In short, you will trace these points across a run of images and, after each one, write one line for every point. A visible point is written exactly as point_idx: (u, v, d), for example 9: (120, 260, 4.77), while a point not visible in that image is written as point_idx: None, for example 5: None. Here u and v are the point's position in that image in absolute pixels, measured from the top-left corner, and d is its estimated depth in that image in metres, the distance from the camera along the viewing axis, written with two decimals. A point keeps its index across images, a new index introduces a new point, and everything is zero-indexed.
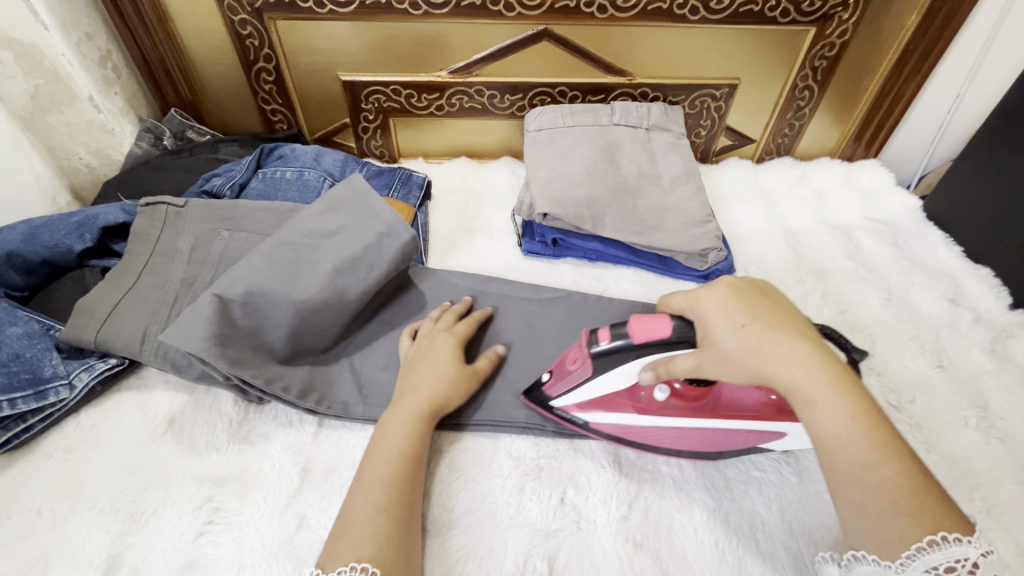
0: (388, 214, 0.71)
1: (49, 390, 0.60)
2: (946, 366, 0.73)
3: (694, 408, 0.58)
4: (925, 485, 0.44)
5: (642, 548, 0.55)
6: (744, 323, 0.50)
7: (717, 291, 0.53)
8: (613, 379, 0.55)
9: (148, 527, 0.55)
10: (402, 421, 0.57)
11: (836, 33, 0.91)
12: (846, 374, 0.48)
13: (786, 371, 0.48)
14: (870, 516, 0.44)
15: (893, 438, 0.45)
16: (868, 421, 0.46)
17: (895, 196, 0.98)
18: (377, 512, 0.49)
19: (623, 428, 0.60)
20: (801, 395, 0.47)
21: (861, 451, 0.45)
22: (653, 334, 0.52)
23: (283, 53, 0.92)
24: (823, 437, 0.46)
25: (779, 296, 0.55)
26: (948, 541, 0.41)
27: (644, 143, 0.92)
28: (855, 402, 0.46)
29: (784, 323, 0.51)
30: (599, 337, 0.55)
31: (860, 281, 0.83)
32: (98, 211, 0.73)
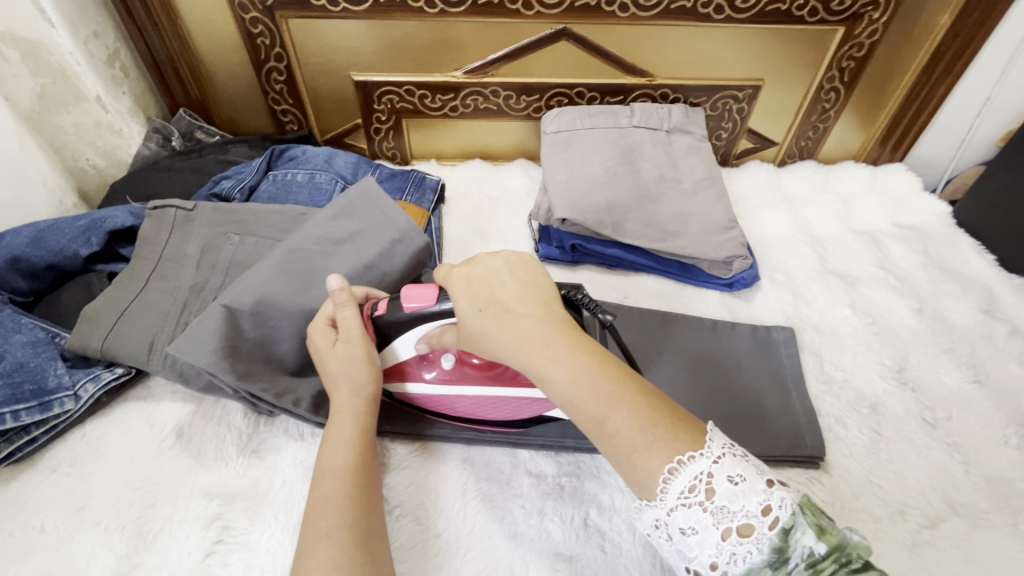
0: (402, 219, 0.69)
1: (54, 401, 0.58)
2: (984, 381, 0.70)
3: (486, 378, 0.59)
4: (658, 422, 0.41)
5: (670, 573, 0.52)
6: (480, 307, 0.47)
7: (463, 268, 0.49)
8: (398, 347, 0.58)
9: (155, 545, 0.52)
10: (349, 435, 0.50)
11: (865, 33, 0.88)
12: (574, 338, 0.44)
13: (511, 349, 0.45)
14: (622, 464, 0.41)
15: (621, 383, 0.42)
16: (593, 373, 0.42)
17: (923, 202, 0.95)
18: (331, 536, 0.43)
19: (418, 398, 0.61)
20: (535, 372, 0.44)
21: (594, 403, 0.42)
22: (423, 307, 0.54)
23: (295, 53, 0.90)
24: (559, 400, 0.43)
25: (529, 261, 0.50)
26: (686, 461, 0.40)
27: (665, 146, 0.89)
28: (577, 360, 0.43)
29: (515, 296, 0.47)
30: (377, 311, 0.56)
31: (890, 290, 0.80)
32: (105, 214, 0.71)
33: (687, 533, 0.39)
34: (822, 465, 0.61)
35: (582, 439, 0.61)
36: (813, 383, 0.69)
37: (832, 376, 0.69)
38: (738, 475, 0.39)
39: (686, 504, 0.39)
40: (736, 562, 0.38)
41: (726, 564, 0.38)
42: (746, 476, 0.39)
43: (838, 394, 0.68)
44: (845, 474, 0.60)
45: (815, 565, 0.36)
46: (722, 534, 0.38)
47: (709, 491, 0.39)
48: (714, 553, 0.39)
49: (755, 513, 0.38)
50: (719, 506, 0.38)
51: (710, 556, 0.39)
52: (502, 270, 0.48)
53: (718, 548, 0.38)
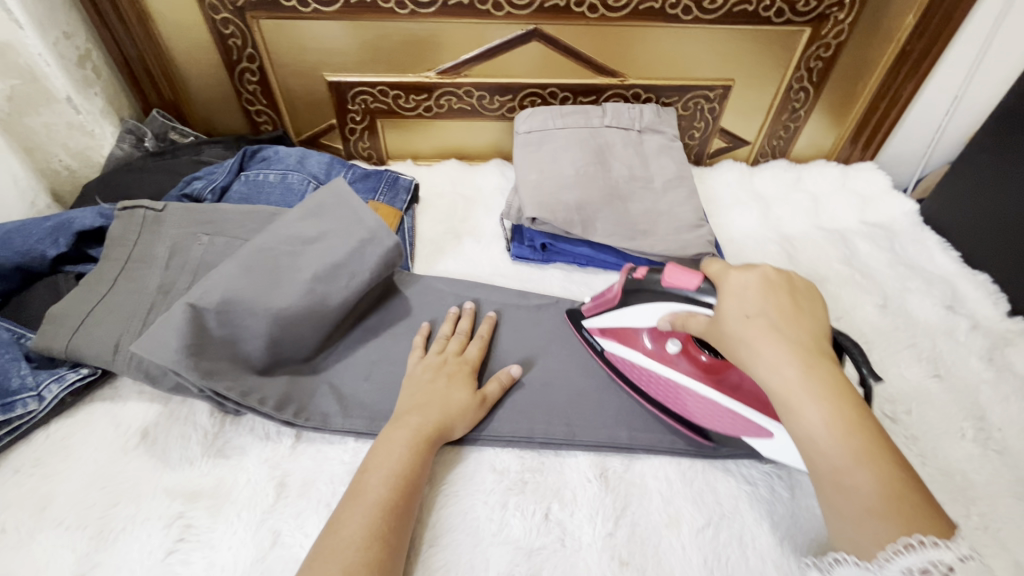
0: (371, 219, 0.69)
1: (17, 402, 0.58)
2: (943, 375, 0.71)
3: (703, 375, 0.60)
4: (906, 502, 0.39)
5: (628, 566, 0.53)
6: (749, 314, 0.48)
7: (738, 276, 0.50)
8: (635, 315, 0.61)
9: (116, 544, 0.53)
10: (405, 443, 0.55)
11: (832, 34, 0.89)
12: (842, 384, 0.43)
13: (770, 368, 0.45)
14: (842, 517, 0.41)
15: (879, 447, 0.41)
16: (851, 426, 0.42)
17: (892, 200, 0.96)
18: (372, 538, 0.48)
19: (628, 364, 0.65)
20: (782, 396, 0.44)
21: (838, 453, 0.41)
22: (681, 285, 0.54)
23: (267, 53, 0.90)
24: (798, 434, 0.43)
25: (809, 293, 0.50)
26: (923, 544, 0.37)
27: (637, 146, 0.90)
28: (837, 406, 0.42)
29: (788, 321, 0.47)
30: (637, 273, 0.60)
31: (856, 287, 0.82)
32: (73, 215, 0.72)
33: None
34: None
35: (547, 435, 0.62)
36: None
37: None
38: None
39: None
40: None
41: None
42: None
43: None
44: None
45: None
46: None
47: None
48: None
49: None
50: None
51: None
52: (755, 287, 0.49)
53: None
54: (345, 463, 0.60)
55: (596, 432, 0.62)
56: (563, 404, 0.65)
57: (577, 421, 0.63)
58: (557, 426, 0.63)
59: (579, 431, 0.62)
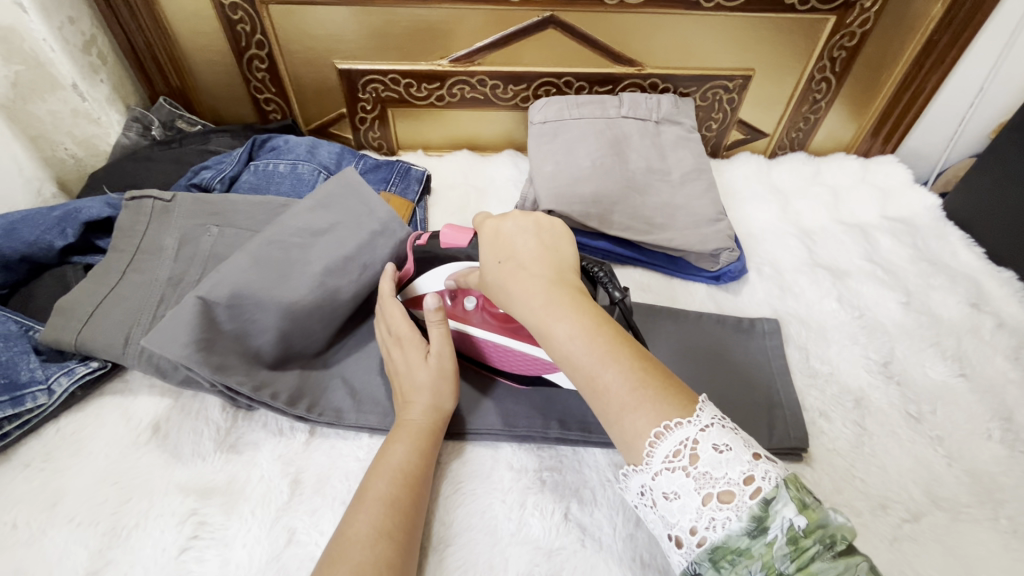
0: (383, 211, 0.68)
1: (26, 396, 0.57)
2: (969, 374, 0.70)
3: (503, 329, 0.59)
4: (651, 386, 0.39)
5: (649, 568, 0.52)
6: (501, 260, 0.47)
7: (493, 222, 0.50)
8: (428, 280, 0.62)
9: (129, 541, 0.52)
10: (406, 439, 0.54)
11: (857, 23, 0.87)
12: (586, 300, 0.44)
13: (519, 303, 0.44)
14: (613, 425, 0.40)
15: (621, 344, 0.41)
16: (594, 332, 0.41)
17: (913, 194, 0.94)
18: (378, 535, 0.46)
19: None
20: (535, 326, 0.43)
21: (588, 362, 0.40)
22: (457, 243, 0.60)
23: (277, 40, 0.88)
24: (557, 357, 0.42)
25: (557, 228, 0.50)
26: (671, 428, 0.38)
27: (654, 137, 0.88)
28: (580, 319, 0.42)
29: (536, 256, 0.46)
30: (421, 241, 0.64)
31: (878, 283, 0.80)
32: (80, 205, 0.70)
33: (669, 498, 0.38)
34: (805, 457, 0.61)
35: (562, 432, 0.60)
36: (799, 377, 0.68)
37: (817, 370, 0.69)
38: (725, 444, 0.37)
39: (670, 469, 0.37)
40: (715, 528, 0.36)
41: (706, 530, 0.36)
42: (733, 445, 0.37)
43: (823, 388, 0.67)
44: (827, 467, 0.60)
45: (796, 540, 0.34)
46: (703, 501, 0.36)
47: (692, 458, 0.37)
48: (694, 517, 0.37)
49: (736, 482, 0.36)
50: (703, 473, 0.37)
51: (689, 521, 0.37)
52: (508, 230, 0.49)
53: (698, 513, 0.36)
54: (360, 460, 0.59)
55: None
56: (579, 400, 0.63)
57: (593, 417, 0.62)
58: (573, 421, 0.62)
59: (596, 428, 0.61)
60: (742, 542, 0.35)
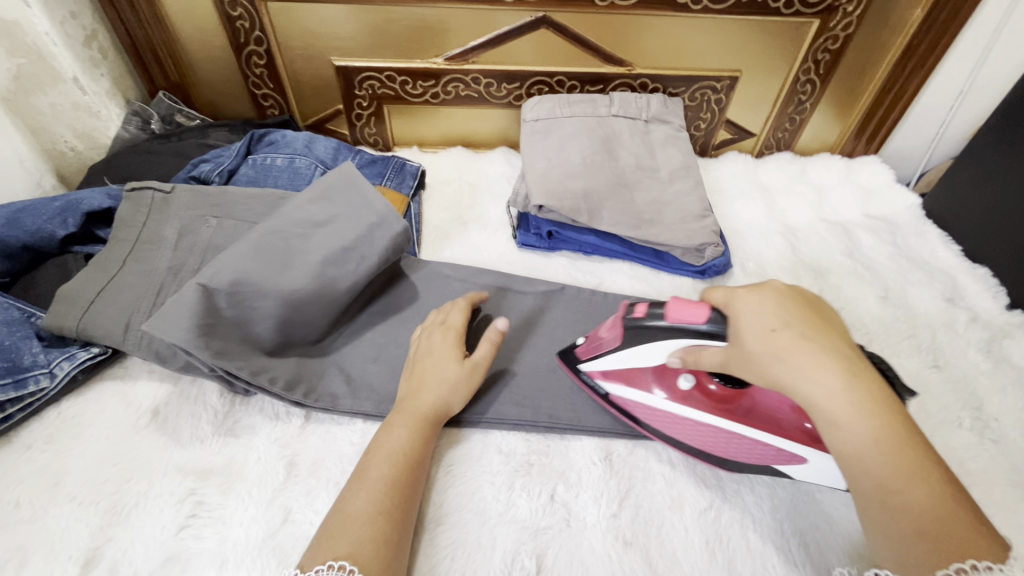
0: (380, 204, 0.70)
1: (29, 378, 0.59)
2: (942, 366, 0.73)
3: (719, 408, 0.57)
4: (956, 522, 0.39)
5: (632, 546, 0.54)
6: (774, 328, 0.45)
7: (750, 292, 0.48)
8: (644, 355, 0.56)
9: (130, 520, 0.53)
10: (406, 423, 0.56)
11: (840, 26, 0.89)
12: (887, 405, 0.42)
13: (813, 389, 0.42)
14: (888, 537, 0.40)
15: (925, 468, 0.40)
16: (896, 446, 0.41)
17: (895, 194, 0.97)
18: (377, 513, 0.48)
19: (636, 407, 0.61)
20: (827, 418, 0.42)
21: (887, 475, 0.40)
22: (687, 320, 0.50)
23: (275, 36, 0.89)
24: (845, 456, 0.42)
25: (822, 305, 0.49)
26: (976, 568, 0.37)
27: (643, 135, 0.90)
28: (886, 427, 0.41)
29: (820, 335, 0.45)
30: (636, 311, 0.55)
31: (858, 279, 0.83)
32: (82, 196, 0.72)
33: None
34: None
35: (551, 419, 0.63)
36: None
37: None
38: None
39: None
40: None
41: None
42: None
43: None
44: None
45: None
46: None
47: None
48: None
49: None
50: None
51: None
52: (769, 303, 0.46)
53: None
54: (354, 444, 0.61)
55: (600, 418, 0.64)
56: (567, 389, 0.66)
57: (581, 407, 0.65)
58: (562, 409, 0.64)
59: (583, 417, 0.64)
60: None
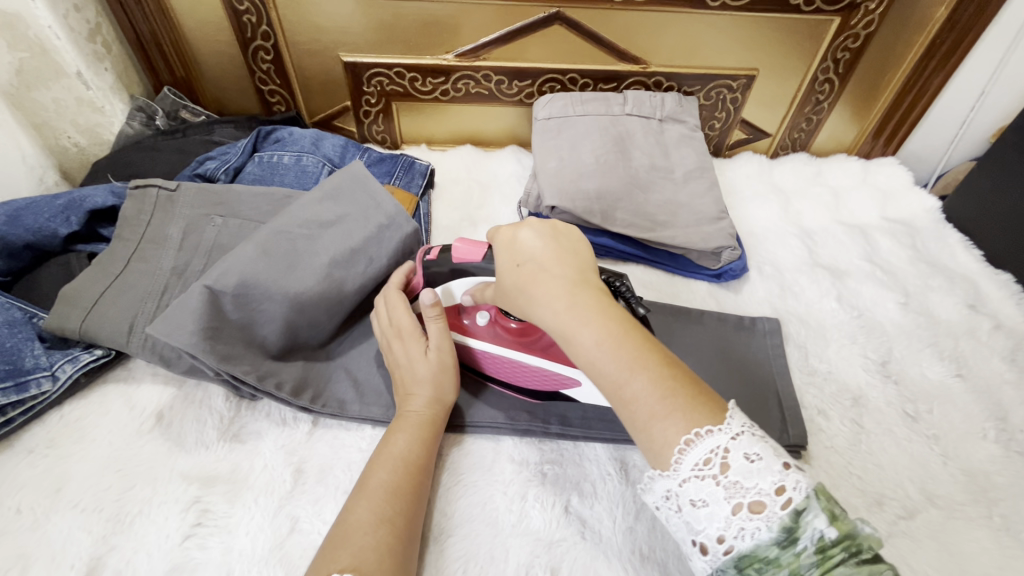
0: (389, 205, 0.68)
1: (30, 382, 0.57)
2: (965, 375, 0.71)
3: (517, 342, 0.61)
4: (680, 394, 0.39)
5: (649, 560, 0.52)
6: (519, 262, 0.46)
7: (509, 228, 0.50)
8: (445, 294, 0.61)
9: (133, 528, 0.52)
10: (407, 429, 0.54)
11: (861, 24, 0.87)
12: (606, 304, 0.43)
13: (540, 307, 0.43)
14: (639, 433, 0.39)
15: (646, 351, 0.40)
16: (618, 339, 0.41)
17: (913, 196, 0.95)
18: (381, 522, 0.46)
19: (454, 347, 0.65)
20: (558, 329, 0.42)
21: (613, 368, 0.40)
22: (469, 257, 0.57)
23: (283, 31, 0.88)
24: (582, 365, 0.42)
25: (573, 234, 0.49)
26: (702, 435, 0.37)
27: (657, 135, 0.88)
28: (605, 324, 0.41)
29: (554, 258, 0.46)
30: (430, 254, 0.60)
31: (877, 284, 0.81)
32: (85, 193, 0.71)
33: (697, 505, 0.37)
34: (803, 454, 0.61)
35: (563, 426, 0.61)
36: (798, 375, 0.69)
37: (815, 368, 0.70)
38: (755, 453, 0.36)
39: (698, 476, 0.37)
40: (743, 537, 0.35)
41: (735, 540, 0.36)
42: (763, 454, 0.36)
43: (821, 386, 0.68)
44: (826, 464, 0.61)
45: (824, 550, 0.34)
46: (733, 509, 0.36)
47: (722, 465, 0.36)
48: (722, 525, 0.36)
49: (767, 490, 0.35)
50: (732, 480, 0.36)
51: (717, 529, 0.36)
52: (521, 240, 0.48)
53: (726, 521, 0.36)
54: (362, 450, 0.59)
55: (614, 424, 0.61)
56: None
57: (594, 412, 0.63)
58: (575, 415, 0.62)
59: (597, 423, 0.62)
60: (769, 552, 0.35)
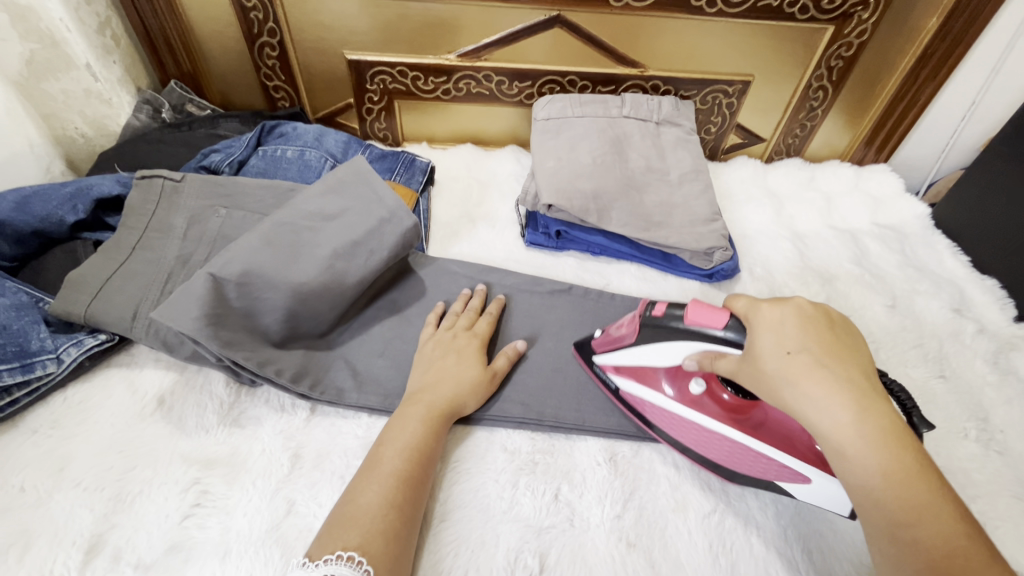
0: (390, 199, 0.70)
1: (36, 363, 0.59)
2: (948, 376, 0.72)
3: (729, 418, 0.57)
4: (965, 552, 0.38)
5: (635, 547, 0.54)
6: (791, 350, 0.45)
7: (773, 310, 0.48)
8: (658, 353, 0.57)
9: (135, 507, 0.54)
10: (418, 418, 0.56)
11: (855, 33, 0.89)
12: (900, 430, 0.42)
13: (820, 414, 0.43)
14: (898, 572, 0.39)
15: (935, 497, 0.40)
16: (903, 475, 0.41)
17: (904, 203, 0.97)
18: (387, 508, 0.48)
19: (646, 405, 0.61)
20: (835, 437, 0.43)
21: (893, 503, 0.40)
22: (705, 324, 0.52)
23: (289, 28, 0.89)
24: (855, 483, 0.42)
25: (848, 326, 0.49)
26: None
27: (654, 138, 0.90)
28: (891, 455, 0.41)
29: (836, 360, 0.45)
30: (654, 309, 0.57)
31: (866, 287, 0.82)
32: (92, 182, 0.72)
33: None
34: None
35: (556, 419, 0.63)
36: None
37: None
38: None
39: None
40: None
41: None
42: None
43: None
44: None
45: None
46: None
47: None
48: None
49: None
50: None
51: None
52: (792, 326, 0.47)
53: None
54: (359, 437, 0.61)
55: (604, 419, 0.63)
56: (573, 389, 0.66)
57: (586, 407, 0.64)
58: (567, 410, 0.64)
59: (589, 418, 0.63)
60: None
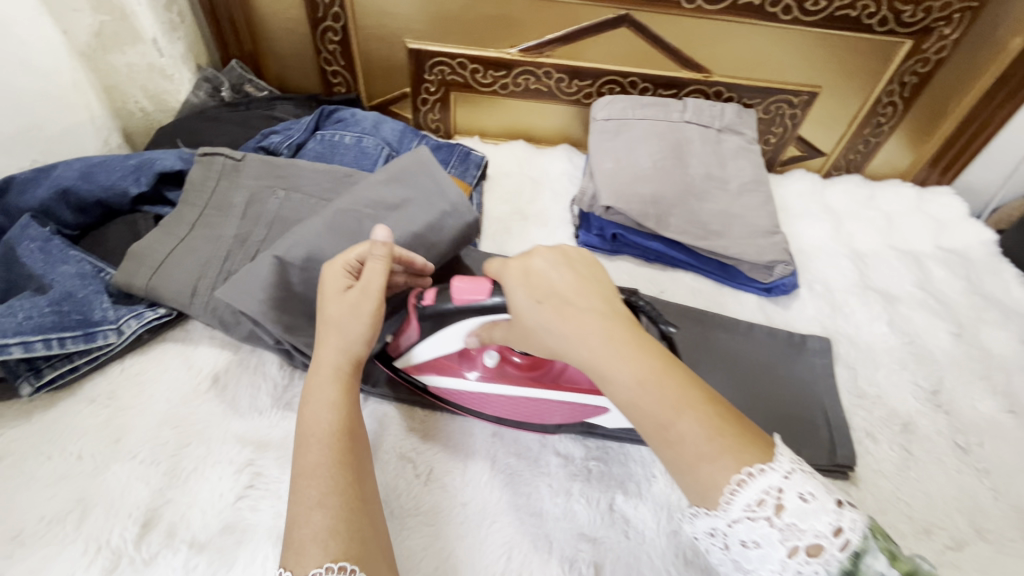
0: (452, 191, 0.68)
1: (98, 333, 0.59)
2: (1018, 412, 0.69)
3: (529, 378, 0.58)
4: (727, 432, 0.38)
5: (692, 565, 0.52)
6: (539, 300, 0.46)
7: (520, 260, 0.49)
8: (443, 340, 0.57)
9: (187, 483, 0.53)
10: (326, 393, 0.48)
11: (934, 49, 0.86)
12: (642, 339, 0.43)
13: (578, 347, 0.43)
14: (683, 473, 0.38)
15: (687, 386, 0.40)
16: (656, 376, 0.40)
17: (968, 227, 0.93)
18: (317, 505, 0.42)
19: (454, 395, 0.61)
20: (595, 370, 0.42)
21: (657, 407, 0.39)
22: (470, 300, 0.52)
23: (353, 14, 0.89)
24: (619, 402, 0.41)
25: (588, 260, 0.49)
26: (754, 475, 0.36)
27: (715, 145, 0.87)
28: (641, 363, 0.41)
29: (577, 290, 0.46)
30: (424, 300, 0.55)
31: (930, 312, 0.79)
32: (154, 156, 0.72)
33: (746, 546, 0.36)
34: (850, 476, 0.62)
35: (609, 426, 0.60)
36: (846, 396, 0.69)
37: (865, 391, 0.69)
38: (809, 493, 0.36)
39: (751, 518, 0.36)
40: None
41: None
42: (818, 494, 0.36)
43: (871, 409, 0.68)
44: (873, 488, 0.61)
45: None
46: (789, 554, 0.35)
47: (778, 507, 0.36)
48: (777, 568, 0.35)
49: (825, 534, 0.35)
50: (789, 524, 0.35)
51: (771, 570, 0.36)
52: (559, 266, 0.47)
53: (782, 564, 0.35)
54: (412, 430, 0.60)
55: None
56: None
57: None
58: None
59: None
60: None
